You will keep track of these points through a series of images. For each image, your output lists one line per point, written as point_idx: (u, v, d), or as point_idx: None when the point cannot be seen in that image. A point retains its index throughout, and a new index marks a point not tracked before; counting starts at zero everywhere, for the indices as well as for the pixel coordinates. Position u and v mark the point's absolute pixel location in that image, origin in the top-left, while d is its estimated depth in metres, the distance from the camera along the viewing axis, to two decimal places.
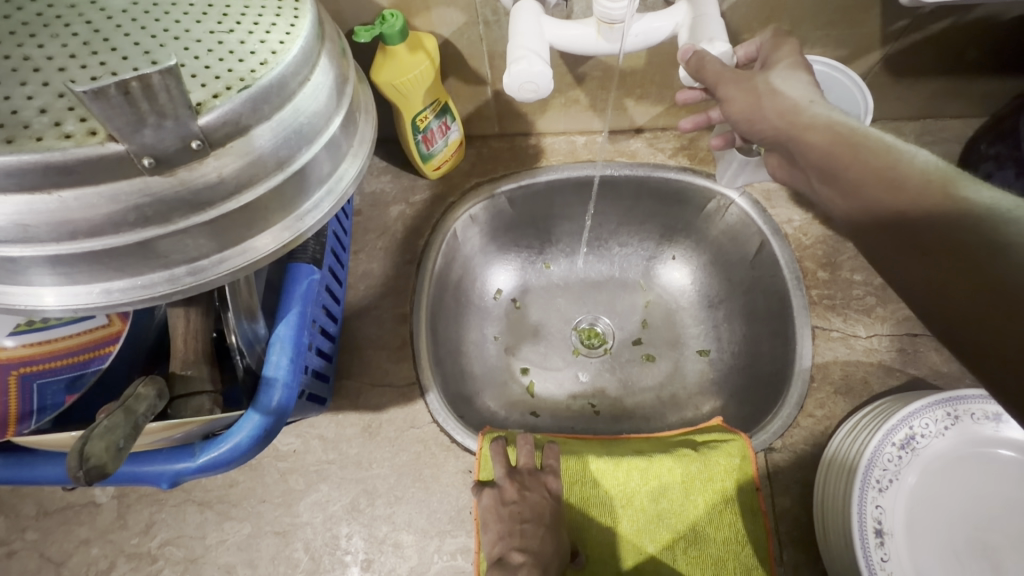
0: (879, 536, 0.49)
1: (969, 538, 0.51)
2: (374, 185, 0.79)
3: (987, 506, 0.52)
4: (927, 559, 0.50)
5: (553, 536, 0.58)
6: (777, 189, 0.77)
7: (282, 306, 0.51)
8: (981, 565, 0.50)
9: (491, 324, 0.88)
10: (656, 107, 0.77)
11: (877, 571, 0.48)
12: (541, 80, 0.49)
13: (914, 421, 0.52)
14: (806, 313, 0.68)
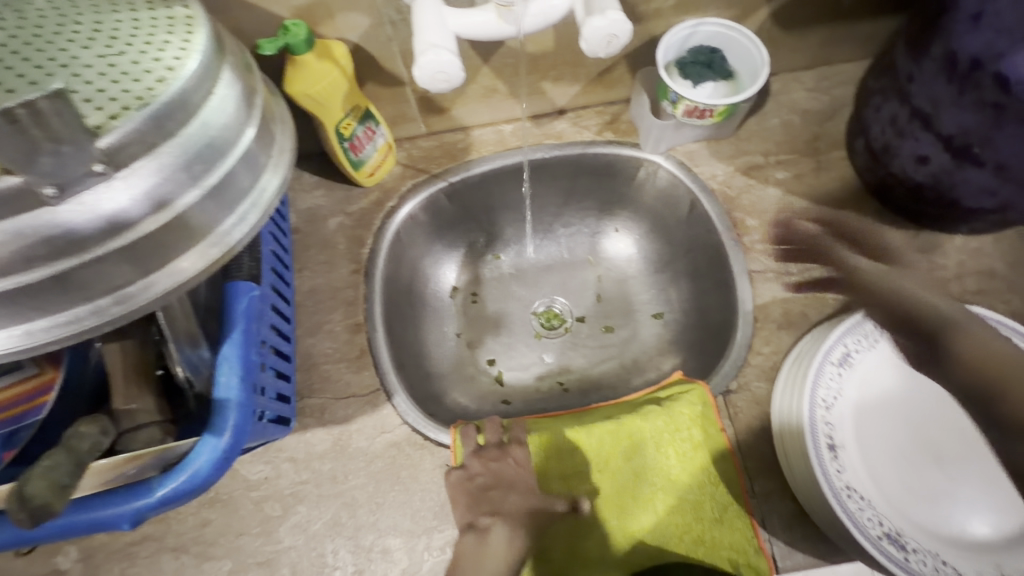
0: (833, 450, 0.53)
1: (914, 436, 0.55)
2: (308, 201, 0.79)
3: (928, 410, 0.56)
4: (880, 463, 0.53)
5: (524, 499, 0.59)
6: (698, 148, 0.78)
7: (224, 327, 0.49)
8: (929, 459, 0.54)
9: (451, 321, 0.90)
10: (573, 86, 0.78)
11: (834, 482, 0.51)
12: (452, 70, 0.50)
13: (847, 339, 0.56)
14: (741, 256, 0.71)
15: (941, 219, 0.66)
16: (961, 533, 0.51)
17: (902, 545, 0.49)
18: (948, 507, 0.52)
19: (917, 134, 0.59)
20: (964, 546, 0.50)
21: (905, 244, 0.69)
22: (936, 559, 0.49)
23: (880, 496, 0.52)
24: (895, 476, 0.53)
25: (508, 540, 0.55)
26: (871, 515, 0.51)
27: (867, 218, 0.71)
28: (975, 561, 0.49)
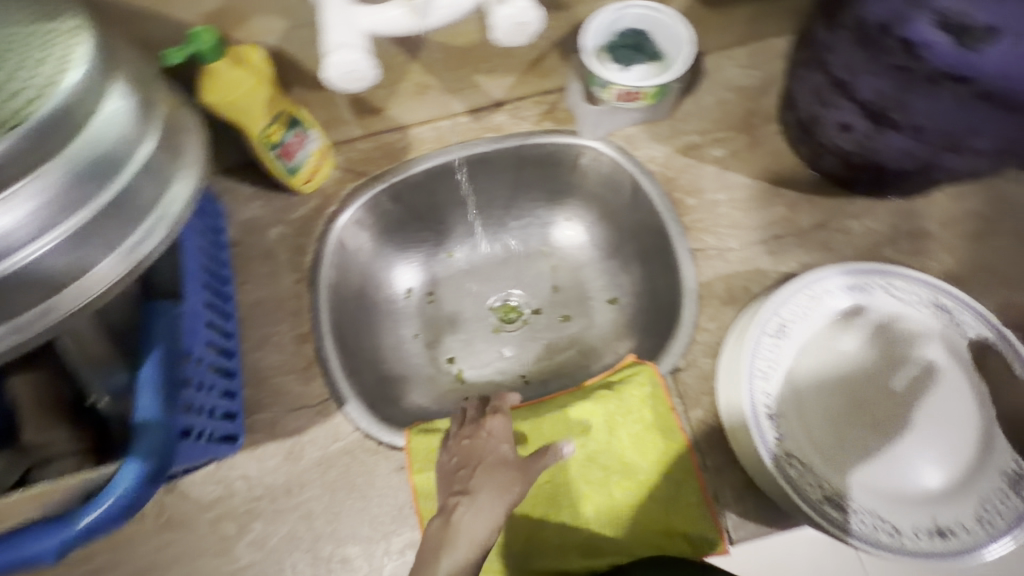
0: (772, 420, 0.54)
1: (853, 399, 0.56)
2: (247, 213, 0.77)
3: (868, 371, 0.57)
4: (820, 428, 0.55)
5: (493, 472, 0.56)
6: (636, 131, 0.78)
7: (143, 346, 0.50)
8: (868, 420, 0.56)
9: (407, 323, 0.89)
10: (507, 77, 0.77)
11: (773, 450, 0.53)
12: (364, 66, 0.49)
13: (782, 309, 0.57)
14: (683, 235, 0.72)
15: (870, 184, 0.68)
16: (900, 489, 0.53)
17: (841, 507, 0.51)
18: (888, 465, 0.54)
19: (838, 103, 0.60)
20: (903, 501, 0.52)
21: (839, 211, 0.71)
22: (874, 516, 0.51)
23: (820, 460, 0.53)
24: (834, 439, 0.55)
25: (478, 517, 0.52)
26: (811, 479, 0.52)
27: (802, 190, 0.72)
28: (912, 515, 0.51)
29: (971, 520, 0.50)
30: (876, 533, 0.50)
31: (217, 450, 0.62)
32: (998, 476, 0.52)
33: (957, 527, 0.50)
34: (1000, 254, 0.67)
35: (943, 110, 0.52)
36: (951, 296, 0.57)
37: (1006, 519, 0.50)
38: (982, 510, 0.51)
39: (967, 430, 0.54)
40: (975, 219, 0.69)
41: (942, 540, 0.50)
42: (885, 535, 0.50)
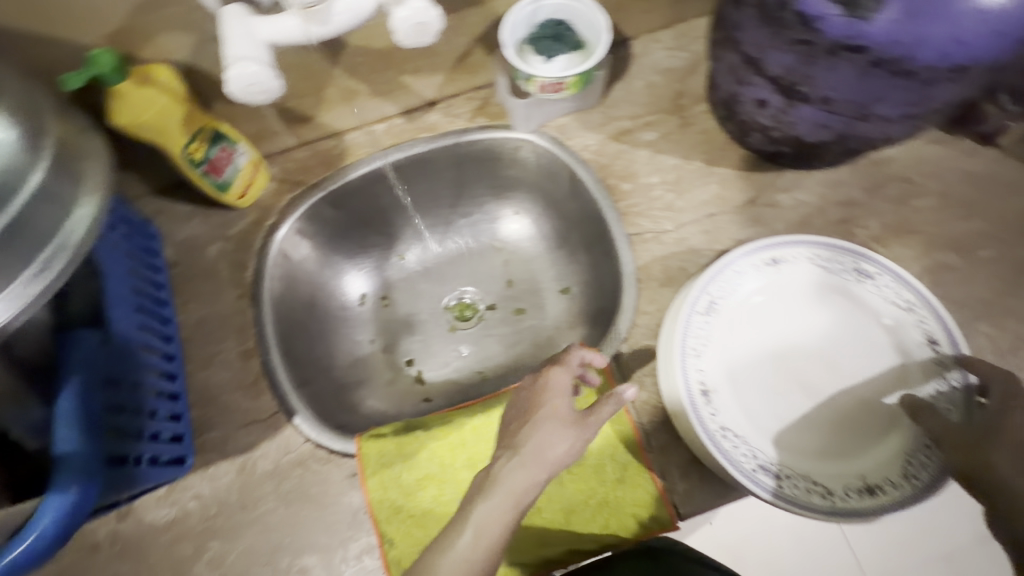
0: (706, 396, 0.56)
1: (782, 369, 0.59)
2: (185, 232, 0.76)
3: (794, 342, 0.59)
4: (752, 400, 0.57)
5: (543, 429, 0.55)
6: (569, 121, 0.78)
7: (60, 379, 0.51)
8: (798, 388, 0.58)
9: (363, 329, 0.89)
10: (436, 76, 0.77)
11: (708, 425, 0.54)
12: (267, 80, 0.49)
13: (711, 287, 0.59)
14: (619, 221, 0.73)
15: (796, 157, 0.69)
16: (830, 452, 0.55)
17: (775, 474, 0.53)
18: (817, 429, 0.56)
19: (752, 79, 0.61)
20: (832, 463, 0.54)
21: (770, 185, 0.72)
22: (806, 481, 0.53)
23: (754, 431, 0.55)
24: (767, 409, 0.57)
25: (517, 473, 0.53)
26: (746, 451, 0.54)
27: (733, 167, 0.73)
28: (841, 476, 0.53)
29: (897, 475, 0.53)
30: (809, 497, 0.52)
31: (163, 474, 0.61)
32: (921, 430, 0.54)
33: (885, 483, 0.53)
34: (923, 214, 0.69)
35: (844, 81, 0.53)
36: (870, 259, 0.59)
37: (931, 472, 0.52)
38: (907, 464, 0.53)
39: (890, 388, 0.57)
40: (898, 182, 0.70)
41: (871, 498, 0.52)
42: (816, 497, 0.52)
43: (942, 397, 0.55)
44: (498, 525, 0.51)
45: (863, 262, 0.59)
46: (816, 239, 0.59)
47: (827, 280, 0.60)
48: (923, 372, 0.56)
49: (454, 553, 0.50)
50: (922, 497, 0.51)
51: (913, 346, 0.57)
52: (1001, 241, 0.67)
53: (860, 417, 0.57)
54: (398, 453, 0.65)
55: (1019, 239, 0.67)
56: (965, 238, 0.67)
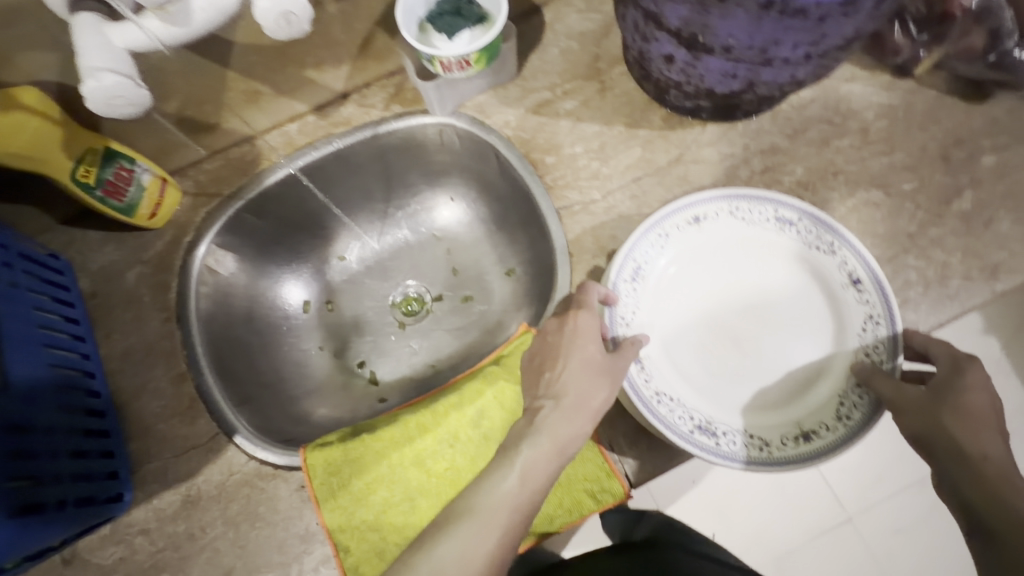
0: (639, 363, 0.56)
1: (713, 325, 0.60)
2: (99, 260, 0.72)
3: (721, 298, 0.60)
4: (685, 361, 0.58)
5: (582, 376, 0.52)
6: (487, 99, 0.76)
7: None
8: (730, 343, 0.59)
9: (309, 337, 0.86)
10: (341, 68, 0.74)
11: (643, 391, 0.55)
12: (130, 92, 0.46)
13: (636, 253, 0.58)
14: (547, 196, 0.71)
15: (715, 109, 0.68)
16: (765, 403, 0.57)
17: (713, 433, 0.55)
18: (752, 381, 0.58)
19: (656, 35, 0.59)
20: (767, 415, 0.56)
21: (694, 141, 0.71)
22: (743, 436, 0.55)
23: (689, 392, 0.57)
24: (701, 368, 0.58)
25: (561, 424, 0.51)
26: (683, 413, 0.55)
27: (655, 127, 0.72)
28: (777, 427, 0.55)
29: (830, 419, 0.55)
30: (744, 450, 0.54)
31: (98, 513, 0.59)
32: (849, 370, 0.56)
33: (819, 428, 0.55)
34: (844, 153, 0.69)
35: (740, 28, 0.51)
36: (790, 206, 0.59)
37: (862, 412, 0.54)
38: (839, 406, 0.55)
39: (818, 332, 0.59)
40: (818, 124, 0.70)
41: (806, 444, 0.54)
42: (753, 450, 0.54)
43: (867, 334, 0.56)
44: (545, 473, 0.50)
45: (783, 210, 0.60)
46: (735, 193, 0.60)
47: (749, 232, 0.61)
48: (848, 312, 0.58)
49: (499, 497, 0.49)
50: (855, 437, 0.53)
51: (837, 287, 0.58)
52: (922, 172, 0.67)
53: (793, 364, 0.58)
54: (345, 458, 0.63)
55: (938, 168, 0.67)
56: (887, 173, 0.67)
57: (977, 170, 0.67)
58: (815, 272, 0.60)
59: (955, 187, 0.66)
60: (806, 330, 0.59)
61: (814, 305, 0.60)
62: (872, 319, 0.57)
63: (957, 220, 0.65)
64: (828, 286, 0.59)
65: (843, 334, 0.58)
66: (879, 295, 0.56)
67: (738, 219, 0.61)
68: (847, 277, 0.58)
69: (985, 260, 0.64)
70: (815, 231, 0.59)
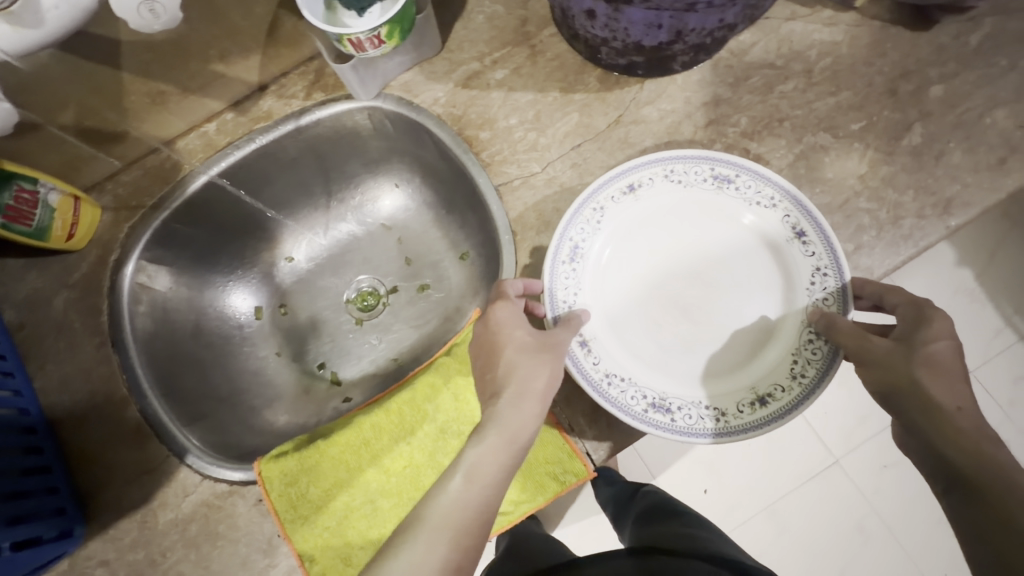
0: (585, 345, 0.55)
1: (660, 295, 0.58)
2: (23, 290, 0.68)
3: (666, 266, 0.59)
4: (632, 337, 0.57)
5: (519, 361, 0.50)
6: (413, 76, 0.71)
7: None
8: (678, 312, 0.58)
9: (264, 343, 0.83)
10: (251, 58, 0.69)
11: (591, 374, 0.53)
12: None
13: (571, 233, 0.57)
14: (485, 174, 0.67)
15: (649, 64, 0.64)
16: (719, 370, 0.55)
17: (667, 408, 0.53)
18: (704, 349, 0.56)
19: None
20: (721, 382, 0.54)
21: (633, 100, 0.67)
22: (699, 408, 0.53)
23: (639, 369, 0.55)
24: (650, 342, 0.57)
25: (515, 416, 0.48)
26: (635, 392, 0.53)
27: (591, 89, 0.68)
28: (733, 394, 0.54)
29: (785, 379, 0.53)
30: (699, 422, 0.53)
31: (45, 553, 0.57)
32: (800, 325, 0.55)
33: (774, 390, 0.53)
34: (789, 97, 0.65)
35: None
36: (725, 162, 0.57)
37: (816, 367, 0.52)
38: (793, 364, 0.53)
39: (767, 290, 0.57)
40: (760, 69, 0.66)
41: (762, 407, 0.52)
42: (708, 421, 0.53)
43: (815, 287, 0.55)
44: (500, 468, 0.47)
45: (719, 167, 0.57)
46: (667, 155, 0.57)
47: (688, 194, 0.59)
48: (796, 265, 0.56)
49: (455, 498, 0.45)
50: (811, 396, 0.52)
51: (781, 241, 0.57)
52: (868, 110, 0.64)
53: (744, 325, 0.57)
54: (301, 468, 0.62)
55: (885, 103, 0.64)
56: (834, 114, 0.64)
57: (925, 102, 0.64)
58: (760, 227, 0.58)
59: (905, 123, 0.63)
60: (756, 290, 0.57)
61: (761, 262, 0.58)
62: (820, 271, 0.55)
63: (907, 156, 0.63)
64: (773, 240, 0.57)
65: (793, 288, 0.56)
66: (824, 245, 0.54)
67: (676, 182, 0.59)
68: (791, 230, 0.56)
69: (939, 195, 0.62)
70: (753, 185, 0.57)
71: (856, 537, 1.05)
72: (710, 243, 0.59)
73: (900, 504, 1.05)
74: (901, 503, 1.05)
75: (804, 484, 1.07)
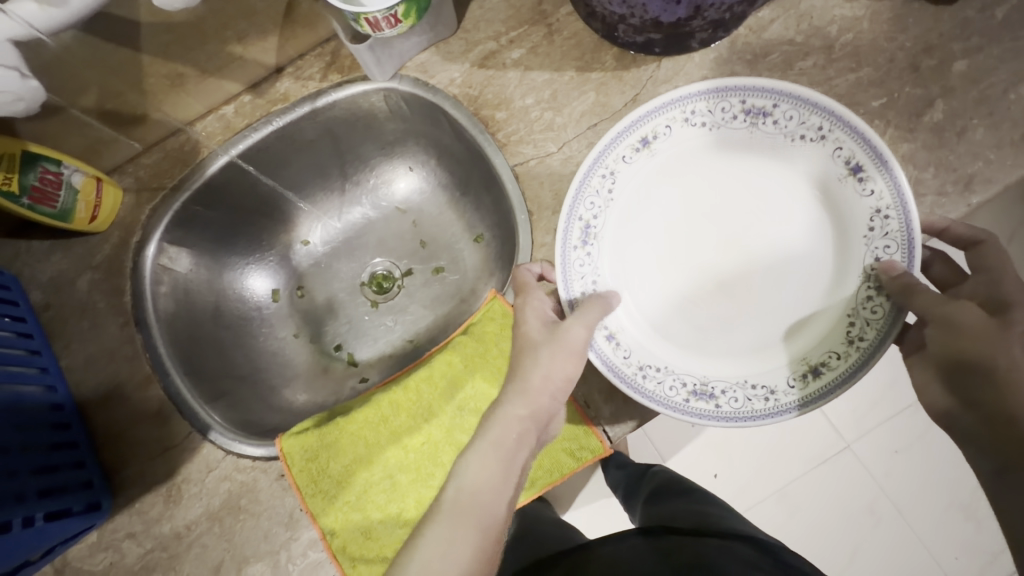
0: (613, 340, 0.56)
1: (691, 255, 0.59)
2: (48, 271, 0.70)
3: (693, 224, 0.59)
4: (664, 312, 0.59)
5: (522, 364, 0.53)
6: (429, 56, 0.71)
7: None
8: (716, 264, 0.59)
9: (282, 325, 0.84)
10: (269, 40, 0.70)
11: (624, 368, 0.55)
12: (17, 86, 0.55)
13: (582, 211, 0.58)
14: (501, 154, 0.68)
15: (667, 41, 0.63)
16: (767, 341, 0.56)
17: (710, 394, 0.54)
18: (748, 305, 0.57)
19: None
20: (768, 357, 0.55)
21: (650, 79, 0.67)
22: (745, 390, 0.54)
23: (675, 357, 0.57)
24: (685, 313, 0.58)
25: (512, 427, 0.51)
26: (674, 380, 0.55)
27: (608, 68, 0.68)
28: (783, 368, 0.55)
29: (841, 345, 0.53)
30: (749, 404, 0.54)
31: (75, 524, 0.58)
32: (860, 279, 0.54)
33: (828, 359, 0.53)
34: (808, 75, 0.65)
35: None
36: (757, 94, 0.55)
37: (875, 328, 0.52)
38: (850, 328, 0.53)
39: (819, 227, 0.57)
40: (780, 46, 0.65)
41: (815, 379, 0.53)
42: (755, 402, 0.54)
43: (876, 234, 0.53)
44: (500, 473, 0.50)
45: (750, 100, 0.55)
46: (682, 97, 0.56)
47: (706, 137, 0.58)
48: (849, 204, 0.55)
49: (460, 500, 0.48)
50: (869, 360, 0.51)
51: (833, 176, 0.56)
52: (889, 86, 0.63)
53: (796, 268, 0.57)
54: (322, 444, 0.63)
55: (907, 79, 0.63)
56: (855, 91, 0.64)
57: (948, 78, 0.63)
58: (797, 165, 0.57)
59: (926, 99, 0.63)
60: (806, 229, 0.57)
61: (806, 201, 0.57)
62: (879, 212, 0.53)
63: (928, 133, 0.62)
64: (823, 173, 0.56)
65: (849, 232, 0.55)
66: (882, 180, 0.52)
67: (696, 125, 0.58)
68: (845, 164, 0.55)
69: (960, 172, 0.61)
70: (794, 113, 0.55)
71: (866, 518, 1.05)
72: (748, 185, 0.59)
73: (919, 488, 1.05)
74: (918, 487, 1.05)
75: (817, 467, 1.07)
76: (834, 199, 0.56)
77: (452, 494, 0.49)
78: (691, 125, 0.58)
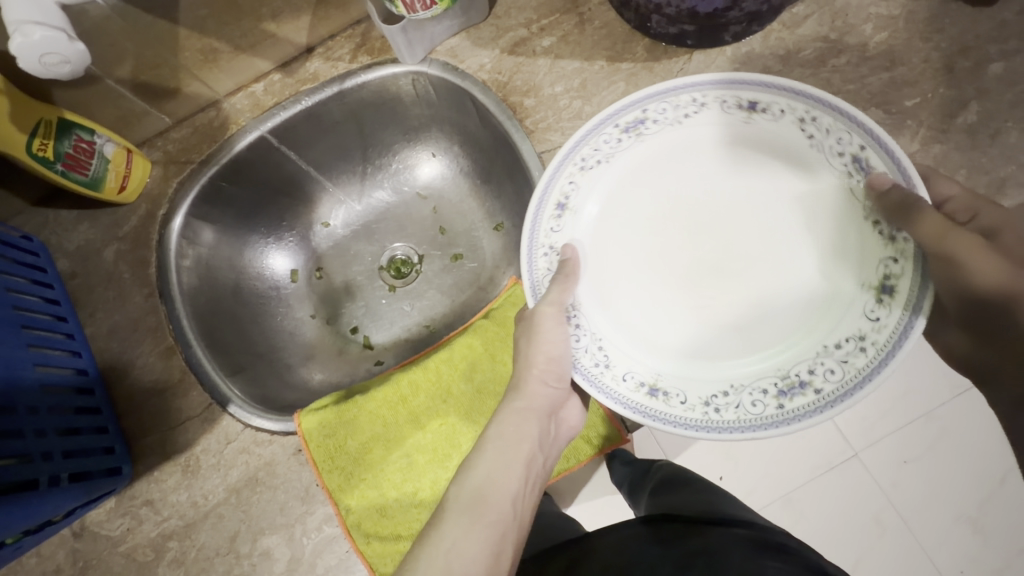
0: (653, 390, 0.51)
1: (667, 262, 0.57)
2: (75, 240, 0.71)
3: (655, 225, 0.57)
4: (683, 327, 0.54)
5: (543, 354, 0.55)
6: (459, 41, 0.71)
7: None
8: (689, 259, 0.56)
9: (300, 306, 0.85)
10: (302, 18, 0.70)
11: (696, 411, 0.50)
12: (64, 48, 0.49)
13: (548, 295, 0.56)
14: (528, 141, 0.68)
15: (700, 34, 0.63)
16: (814, 305, 0.51)
17: (801, 382, 0.48)
18: (749, 274, 0.55)
19: None
20: (831, 315, 0.50)
21: (680, 71, 0.66)
22: (832, 355, 0.48)
23: (733, 369, 0.51)
24: (706, 321, 0.54)
25: (521, 423, 0.55)
26: (752, 393, 0.49)
27: (638, 59, 0.67)
28: (851, 315, 0.48)
29: (886, 251, 0.48)
30: (851, 362, 0.47)
31: (96, 487, 0.59)
32: (845, 178, 0.50)
33: (888, 270, 0.47)
34: (841, 72, 0.64)
35: None
36: (623, 112, 0.54)
37: None
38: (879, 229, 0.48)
39: (765, 173, 0.54)
40: (813, 43, 0.65)
41: (894, 296, 0.46)
42: (856, 360, 0.46)
43: (819, 136, 0.50)
44: (511, 472, 0.52)
45: (620, 119, 0.54)
46: (568, 151, 0.54)
47: (610, 165, 0.56)
48: (774, 135, 0.52)
49: (472, 494, 0.51)
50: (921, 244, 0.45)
51: (738, 123, 0.53)
52: (923, 87, 0.63)
53: (772, 212, 0.54)
54: (340, 421, 0.63)
55: (941, 80, 0.63)
56: (888, 90, 0.63)
57: (982, 80, 0.62)
58: (708, 136, 0.54)
59: (960, 101, 0.62)
60: (760, 179, 0.54)
61: (732, 156, 0.55)
62: (804, 119, 0.50)
63: (961, 135, 0.61)
64: (726, 127, 0.54)
65: (794, 152, 0.52)
66: (777, 98, 0.50)
67: (593, 162, 0.56)
68: (740, 109, 0.52)
69: (993, 175, 0.60)
70: (664, 105, 0.54)
71: (870, 528, 0.94)
72: (671, 174, 0.56)
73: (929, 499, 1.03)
74: None
75: (823, 475, 0.95)
76: (757, 141, 0.53)
77: (467, 494, 0.51)
78: (590, 167, 0.56)
